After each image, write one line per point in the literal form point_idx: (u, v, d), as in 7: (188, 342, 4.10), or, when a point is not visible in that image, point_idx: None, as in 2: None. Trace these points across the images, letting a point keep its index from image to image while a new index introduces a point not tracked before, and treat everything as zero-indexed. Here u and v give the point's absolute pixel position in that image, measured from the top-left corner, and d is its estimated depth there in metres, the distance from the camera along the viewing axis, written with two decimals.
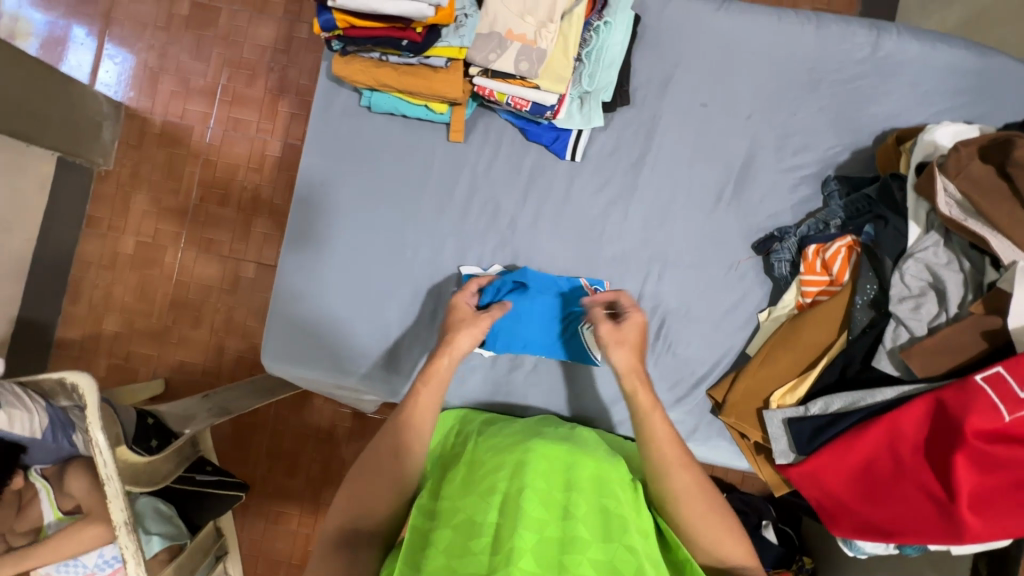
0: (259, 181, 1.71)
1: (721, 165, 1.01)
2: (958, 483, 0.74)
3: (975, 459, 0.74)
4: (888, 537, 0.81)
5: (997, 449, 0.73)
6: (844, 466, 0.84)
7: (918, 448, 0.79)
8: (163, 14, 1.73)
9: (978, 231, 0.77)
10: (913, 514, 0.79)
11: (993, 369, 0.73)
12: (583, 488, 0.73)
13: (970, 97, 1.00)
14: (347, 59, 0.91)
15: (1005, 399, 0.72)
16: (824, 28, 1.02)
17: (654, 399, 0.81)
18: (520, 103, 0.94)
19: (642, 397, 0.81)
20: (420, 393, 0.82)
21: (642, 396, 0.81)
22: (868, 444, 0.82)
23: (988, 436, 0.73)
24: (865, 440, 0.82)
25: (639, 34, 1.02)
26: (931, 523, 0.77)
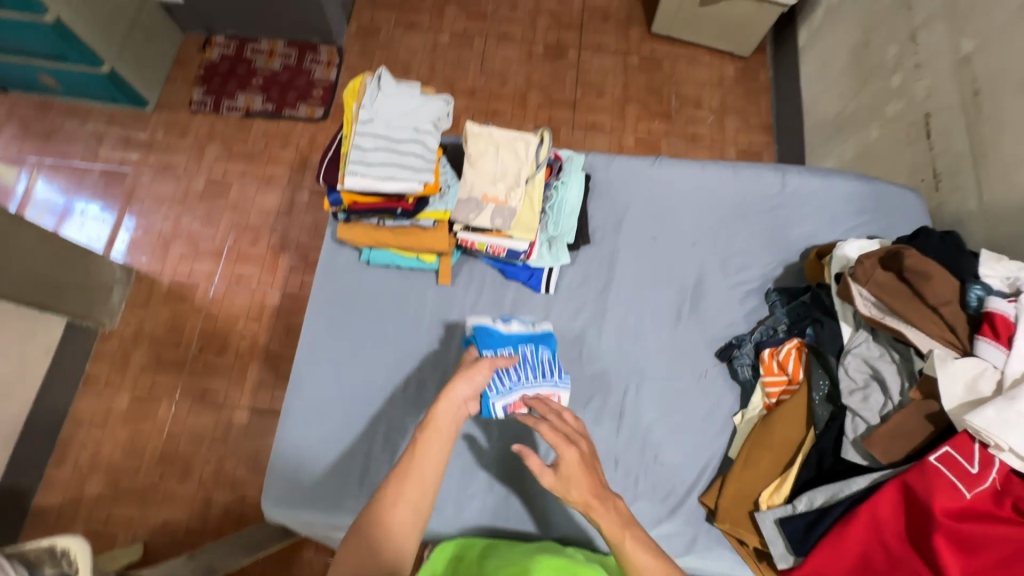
0: (258, 329, 1.82)
1: (676, 286, 1.17)
2: (947, 567, 0.76)
3: (955, 539, 0.77)
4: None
5: (971, 527, 0.77)
6: (840, 562, 0.86)
7: (904, 536, 0.82)
8: (180, 191, 1.99)
9: (896, 326, 0.90)
10: None
11: (942, 449, 0.81)
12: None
13: (869, 217, 1.21)
14: (350, 225, 1.09)
15: (960, 475, 0.79)
16: (740, 172, 1.25)
17: (620, 528, 0.76)
18: (497, 250, 1.11)
19: (610, 529, 0.76)
20: (420, 442, 0.78)
21: (609, 527, 0.76)
22: (856, 535, 0.85)
23: (958, 515, 0.78)
24: (852, 532, 0.85)
25: (592, 188, 1.24)
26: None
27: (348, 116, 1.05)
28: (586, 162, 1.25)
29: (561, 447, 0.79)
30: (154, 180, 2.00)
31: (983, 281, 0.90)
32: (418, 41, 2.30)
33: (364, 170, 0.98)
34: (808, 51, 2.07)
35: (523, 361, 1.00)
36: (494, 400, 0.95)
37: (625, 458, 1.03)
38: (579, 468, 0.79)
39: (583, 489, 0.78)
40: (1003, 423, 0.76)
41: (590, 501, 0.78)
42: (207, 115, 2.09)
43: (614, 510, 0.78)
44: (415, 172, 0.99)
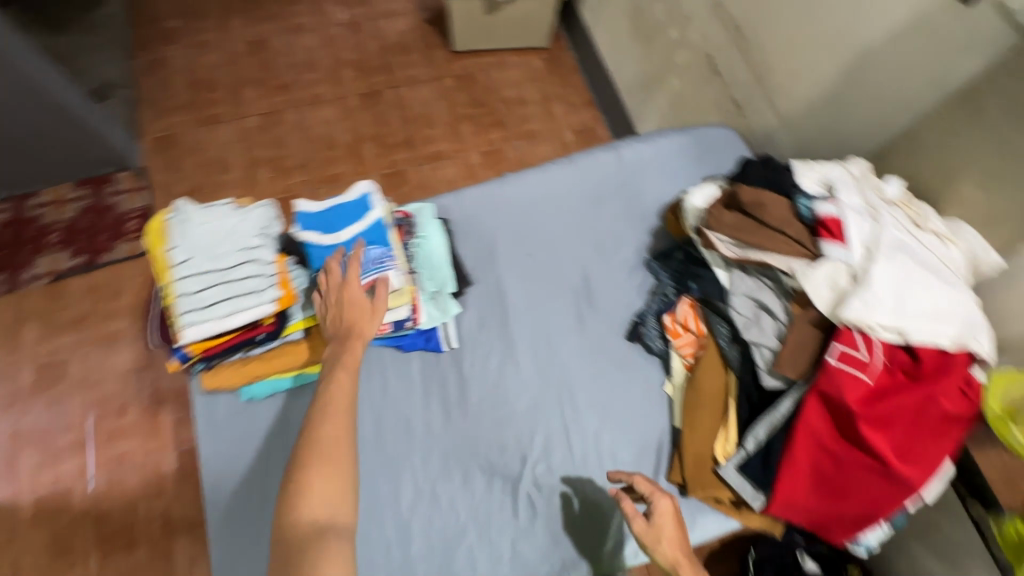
0: (165, 504, 1.57)
1: (567, 291, 1.18)
2: (879, 449, 0.84)
3: (876, 423, 0.85)
4: (875, 517, 0.90)
5: (884, 407, 0.85)
6: (801, 481, 0.93)
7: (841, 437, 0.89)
8: (4, 392, 1.66)
9: (759, 257, 0.97)
10: (873, 489, 0.88)
11: (835, 349, 0.88)
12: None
13: (700, 162, 1.31)
14: (214, 372, 0.97)
15: (858, 367, 0.86)
16: (578, 162, 1.30)
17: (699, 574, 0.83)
18: (382, 329, 1.04)
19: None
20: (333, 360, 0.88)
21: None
22: (803, 454, 0.91)
23: (870, 400, 0.86)
24: (799, 452, 0.91)
25: (453, 229, 1.21)
26: (892, 489, 0.87)
27: (156, 263, 0.92)
28: (438, 207, 1.23)
29: (658, 492, 0.87)
30: None
31: (804, 190, 1.01)
32: (225, 133, 2.14)
33: (202, 316, 0.88)
34: (596, 27, 2.22)
35: (354, 264, 1.01)
36: (330, 309, 0.98)
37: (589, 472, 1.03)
38: (673, 524, 0.85)
39: (672, 540, 0.84)
40: (868, 307, 0.85)
41: (683, 558, 0.84)
42: (5, 296, 1.77)
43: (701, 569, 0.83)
44: (259, 294, 0.91)
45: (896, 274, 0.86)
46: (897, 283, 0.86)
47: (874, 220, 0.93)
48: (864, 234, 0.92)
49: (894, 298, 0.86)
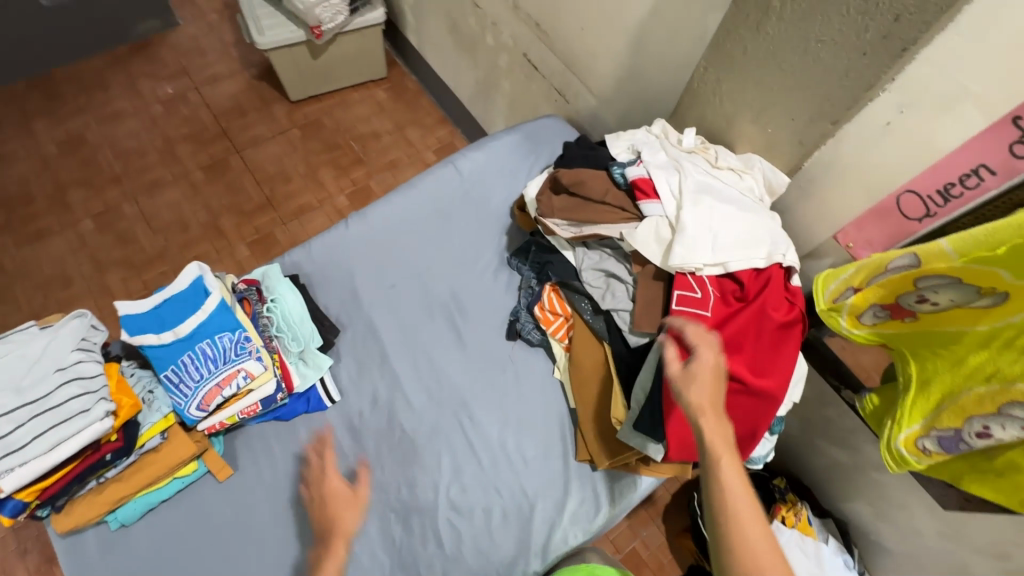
0: None
1: (439, 310, 1.19)
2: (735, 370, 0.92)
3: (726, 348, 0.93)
4: (758, 433, 0.96)
5: (728, 332, 0.92)
6: None
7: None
8: None
9: (593, 230, 1.03)
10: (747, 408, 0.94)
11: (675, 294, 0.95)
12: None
13: (534, 154, 1.38)
14: (66, 509, 0.88)
15: (695, 304, 0.94)
16: (420, 185, 1.31)
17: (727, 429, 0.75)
18: (250, 409, 0.98)
19: (710, 435, 0.73)
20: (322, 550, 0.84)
21: (709, 424, 0.74)
22: None
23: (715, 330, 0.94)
24: None
25: (307, 283, 1.18)
26: (760, 403, 0.94)
27: None
28: (287, 265, 1.20)
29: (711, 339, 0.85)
30: None
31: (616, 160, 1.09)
32: (58, 246, 1.94)
33: (22, 458, 0.80)
34: (425, 48, 2.25)
35: (202, 354, 0.95)
36: (187, 406, 0.92)
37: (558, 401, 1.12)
38: (715, 384, 0.79)
39: (704, 391, 0.78)
40: (687, 250, 0.94)
41: (708, 406, 0.77)
42: None
43: (723, 421, 0.76)
44: (86, 412, 0.82)
45: (705, 214, 0.95)
46: (707, 221, 0.95)
47: (680, 171, 1.01)
48: (675, 186, 1.00)
49: (708, 236, 0.94)
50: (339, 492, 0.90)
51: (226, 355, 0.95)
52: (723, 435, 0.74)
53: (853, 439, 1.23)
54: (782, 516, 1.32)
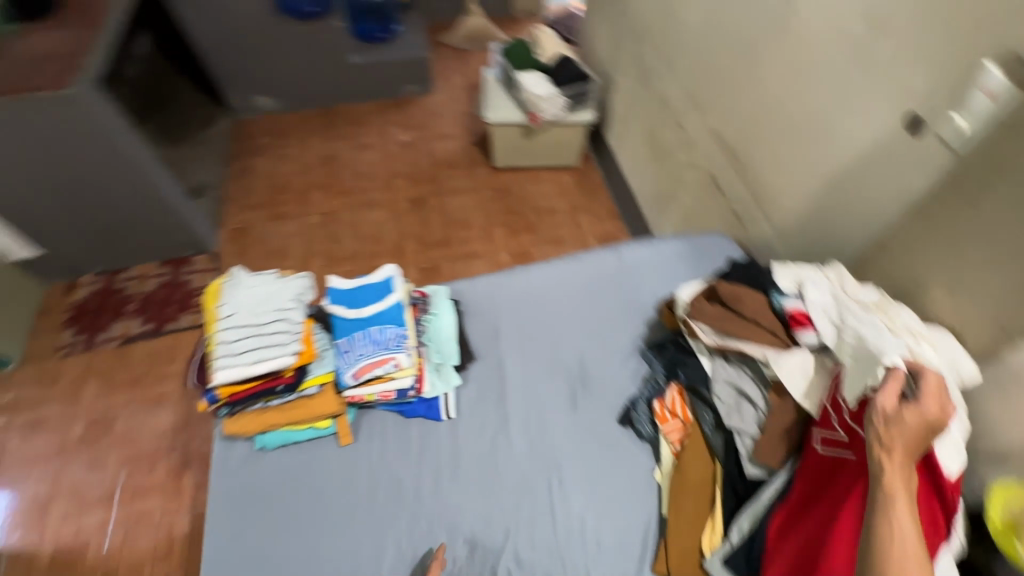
0: (169, 569, 1.62)
1: (564, 372, 1.26)
2: None
3: None
4: None
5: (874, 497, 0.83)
6: None
7: None
8: (56, 443, 1.83)
9: (736, 345, 1.04)
10: None
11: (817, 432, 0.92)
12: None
13: (697, 262, 1.43)
14: (236, 417, 1.09)
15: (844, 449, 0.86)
16: (584, 259, 1.44)
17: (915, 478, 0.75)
18: (386, 394, 1.14)
19: (897, 481, 0.74)
20: None
21: (896, 472, 0.75)
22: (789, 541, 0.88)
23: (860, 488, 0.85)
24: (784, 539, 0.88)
25: (463, 310, 1.35)
26: None
27: (208, 315, 1.11)
28: (453, 290, 1.39)
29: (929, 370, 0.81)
30: (22, 442, 1.83)
31: (781, 287, 1.09)
32: (290, 227, 2.47)
33: (232, 361, 1.03)
34: (620, 150, 2.49)
35: (371, 335, 1.14)
36: (345, 370, 1.11)
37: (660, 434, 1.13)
38: (923, 429, 0.76)
39: (904, 437, 0.76)
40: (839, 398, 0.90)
41: (903, 452, 0.76)
42: (80, 354, 2.01)
43: (913, 467, 0.76)
44: (284, 346, 1.06)
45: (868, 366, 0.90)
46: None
47: (842, 312, 0.98)
48: (837, 326, 0.97)
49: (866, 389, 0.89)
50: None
51: (387, 344, 1.14)
52: (907, 484, 0.75)
53: None
54: None
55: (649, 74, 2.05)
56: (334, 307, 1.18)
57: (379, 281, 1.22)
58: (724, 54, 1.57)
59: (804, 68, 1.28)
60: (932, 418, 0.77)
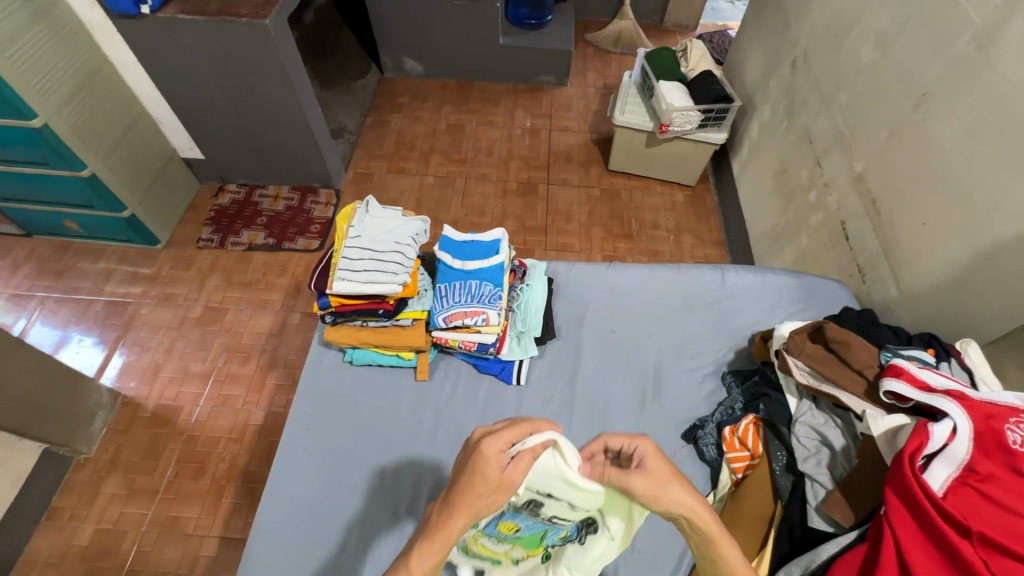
0: (238, 450, 1.82)
1: (637, 374, 1.26)
2: None
3: None
4: None
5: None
6: None
7: None
8: (178, 318, 2.12)
9: (832, 391, 0.99)
10: None
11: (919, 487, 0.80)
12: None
13: (804, 304, 1.36)
14: (336, 326, 1.21)
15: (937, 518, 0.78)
16: (684, 272, 1.42)
17: (690, 496, 0.71)
18: (468, 345, 1.21)
19: (682, 507, 0.70)
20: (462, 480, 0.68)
21: (681, 502, 0.70)
22: None
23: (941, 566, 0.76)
24: None
25: (554, 289, 1.39)
26: None
27: (338, 234, 1.24)
28: (549, 268, 1.43)
29: (635, 442, 0.74)
30: (153, 310, 2.14)
31: (896, 347, 1.02)
32: (407, 183, 2.64)
33: (350, 275, 1.14)
34: (743, 179, 2.39)
35: (469, 289, 1.22)
36: (439, 311, 1.19)
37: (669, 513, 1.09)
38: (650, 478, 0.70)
39: (655, 495, 0.70)
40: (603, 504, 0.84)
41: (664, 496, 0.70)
42: (213, 250, 2.30)
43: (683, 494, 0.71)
44: (395, 274, 1.15)
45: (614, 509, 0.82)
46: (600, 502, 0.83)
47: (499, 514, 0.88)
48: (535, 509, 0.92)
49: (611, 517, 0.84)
50: (496, 464, 0.67)
51: (481, 299, 1.21)
52: (688, 504, 0.71)
53: None
54: None
55: (797, 106, 1.96)
56: (443, 254, 1.27)
57: (488, 242, 1.29)
58: (891, 96, 1.47)
59: (984, 125, 1.17)
60: (648, 462, 0.72)
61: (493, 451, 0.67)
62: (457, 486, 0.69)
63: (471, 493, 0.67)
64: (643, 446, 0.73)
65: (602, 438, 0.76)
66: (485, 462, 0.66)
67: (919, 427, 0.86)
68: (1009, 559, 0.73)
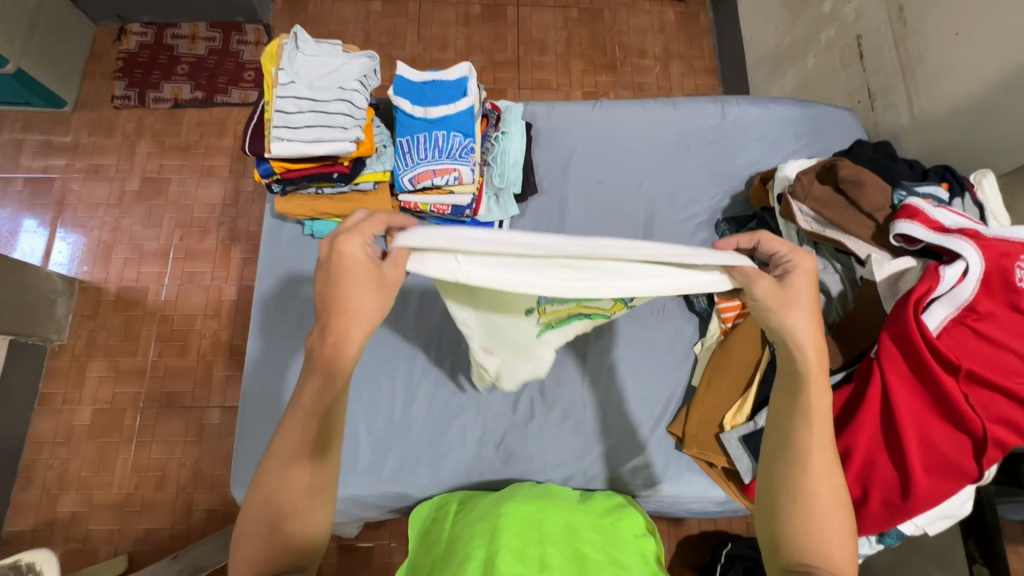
0: (218, 326, 1.78)
1: (627, 227, 1.17)
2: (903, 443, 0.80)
3: (913, 420, 0.80)
4: (863, 510, 0.84)
5: (930, 408, 0.80)
6: None
7: (873, 427, 0.83)
8: (115, 193, 1.89)
9: (836, 237, 0.92)
10: (880, 478, 0.82)
11: (918, 331, 0.79)
12: (590, 551, 0.76)
13: (809, 137, 1.22)
14: (287, 197, 1.07)
15: (930, 360, 0.78)
16: (681, 107, 1.25)
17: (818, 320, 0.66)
18: (441, 209, 1.09)
19: (797, 327, 0.64)
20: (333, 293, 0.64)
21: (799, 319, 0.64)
22: None
23: (918, 397, 0.81)
24: None
25: (534, 136, 1.22)
26: (894, 490, 0.82)
27: (267, 80, 1.01)
28: (527, 111, 1.23)
29: (801, 255, 0.68)
30: (84, 184, 1.89)
31: (911, 184, 0.93)
32: (349, 11, 2.18)
33: (290, 134, 0.95)
34: None
35: (434, 143, 1.04)
36: (403, 173, 1.03)
37: (661, 365, 1.09)
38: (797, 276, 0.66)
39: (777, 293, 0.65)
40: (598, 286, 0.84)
41: (795, 300, 0.65)
42: (133, 109, 1.96)
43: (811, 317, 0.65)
44: (344, 130, 0.96)
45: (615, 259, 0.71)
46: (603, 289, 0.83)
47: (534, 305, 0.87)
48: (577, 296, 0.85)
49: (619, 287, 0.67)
50: (355, 265, 0.64)
51: (451, 152, 1.04)
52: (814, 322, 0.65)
53: None
54: None
55: None
56: (399, 102, 1.06)
57: (453, 84, 1.07)
58: None
59: None
60: (804, 268, 0.67)
61: (355, 249, 0.64)
62: (325, 303, 0.64)
63: (346, 298, 0.63)
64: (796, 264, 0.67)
65: (758, 236, 0.70)
66: (347, 262, 0.64)
67: (929, 270, 0.81)
68: (987, 391, 0.77)
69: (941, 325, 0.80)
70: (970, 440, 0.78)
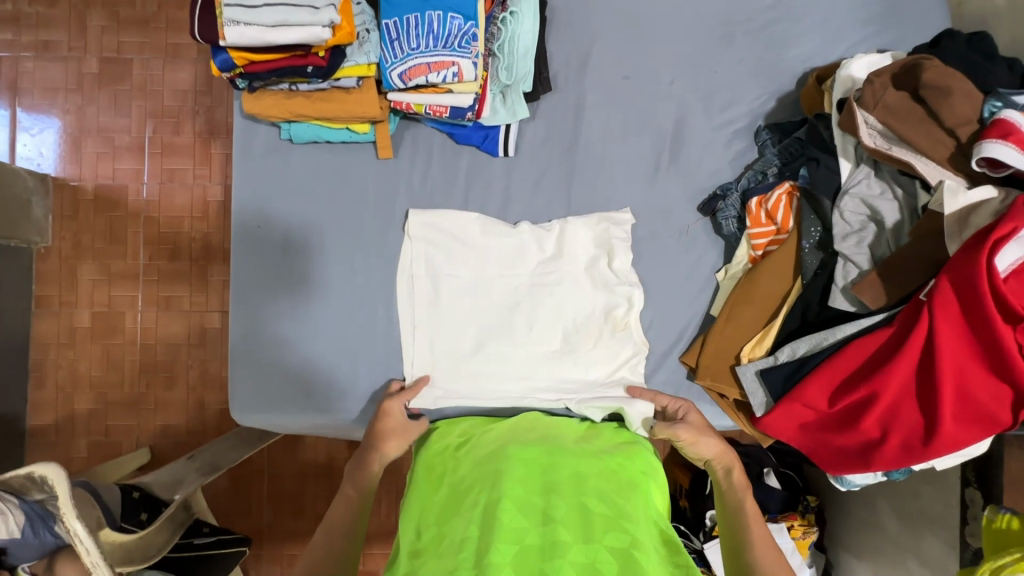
0: (208, 229, 1.67)
1: (652, 134, 1.01)
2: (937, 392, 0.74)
3: (953, 368, 0.74)
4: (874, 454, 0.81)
5: (977, 359, 0.74)
6: (827, 387, 0.83)
7: (904, 373, 0.77)
8: (72, 75, 1.66)
9: (904, 157, 0.79)
10: (901, 423, 0.79)
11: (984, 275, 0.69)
12: (595, 504, 0.71)
13: (881, 24, 1.01)
14: (256, 95, 0.91)
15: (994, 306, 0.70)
16: None
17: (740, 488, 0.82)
18: (438, 111, 0.92)
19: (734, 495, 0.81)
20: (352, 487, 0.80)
21: (704, 447, 0.86)
22: (847, 364, 0.82)
23: (964, 346, 0.74)
24: (844, 361, 0.82)
25: (548, 17, 1.01)
26: (913, 436, 0.78)
27: None
28: None
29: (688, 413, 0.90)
30: (37, 64, 1.66)
31: (1009, 92, 0.76)
32: None
33: (248, 17, 0.79)
34: None
35: (426, 27, 0.85)
36: (391, 67, 0.87)
37: (683, 294, 1.00)
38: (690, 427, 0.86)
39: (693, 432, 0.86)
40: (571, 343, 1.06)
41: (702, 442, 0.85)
42: None
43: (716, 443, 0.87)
44: (314, 11, 0.79)
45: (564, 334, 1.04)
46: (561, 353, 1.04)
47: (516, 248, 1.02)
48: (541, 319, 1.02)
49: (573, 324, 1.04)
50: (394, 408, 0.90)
51: (449, 41, 0.85)
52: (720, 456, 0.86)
53: (924, 527, 1.13)
54: (791, 522, 1.27)
55: None
56: None
57: None
58: None
59: None
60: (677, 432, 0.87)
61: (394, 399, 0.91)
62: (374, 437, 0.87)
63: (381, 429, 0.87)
64: (688, 407, 0.91)
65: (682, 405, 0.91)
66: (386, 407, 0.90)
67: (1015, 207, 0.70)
68: None
69: (1010, 269, 0.70)
70: (1011, 394, 0.72)
